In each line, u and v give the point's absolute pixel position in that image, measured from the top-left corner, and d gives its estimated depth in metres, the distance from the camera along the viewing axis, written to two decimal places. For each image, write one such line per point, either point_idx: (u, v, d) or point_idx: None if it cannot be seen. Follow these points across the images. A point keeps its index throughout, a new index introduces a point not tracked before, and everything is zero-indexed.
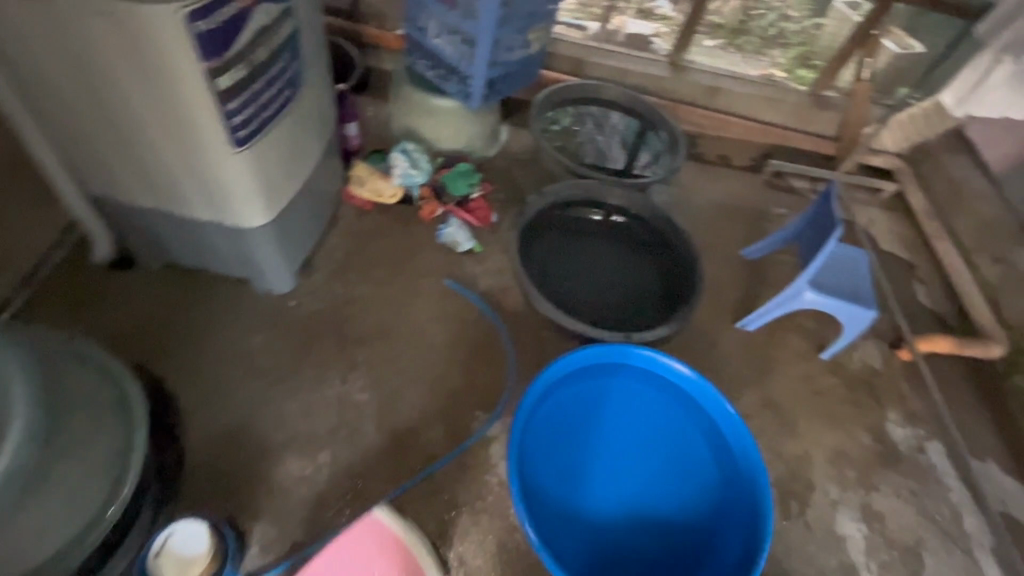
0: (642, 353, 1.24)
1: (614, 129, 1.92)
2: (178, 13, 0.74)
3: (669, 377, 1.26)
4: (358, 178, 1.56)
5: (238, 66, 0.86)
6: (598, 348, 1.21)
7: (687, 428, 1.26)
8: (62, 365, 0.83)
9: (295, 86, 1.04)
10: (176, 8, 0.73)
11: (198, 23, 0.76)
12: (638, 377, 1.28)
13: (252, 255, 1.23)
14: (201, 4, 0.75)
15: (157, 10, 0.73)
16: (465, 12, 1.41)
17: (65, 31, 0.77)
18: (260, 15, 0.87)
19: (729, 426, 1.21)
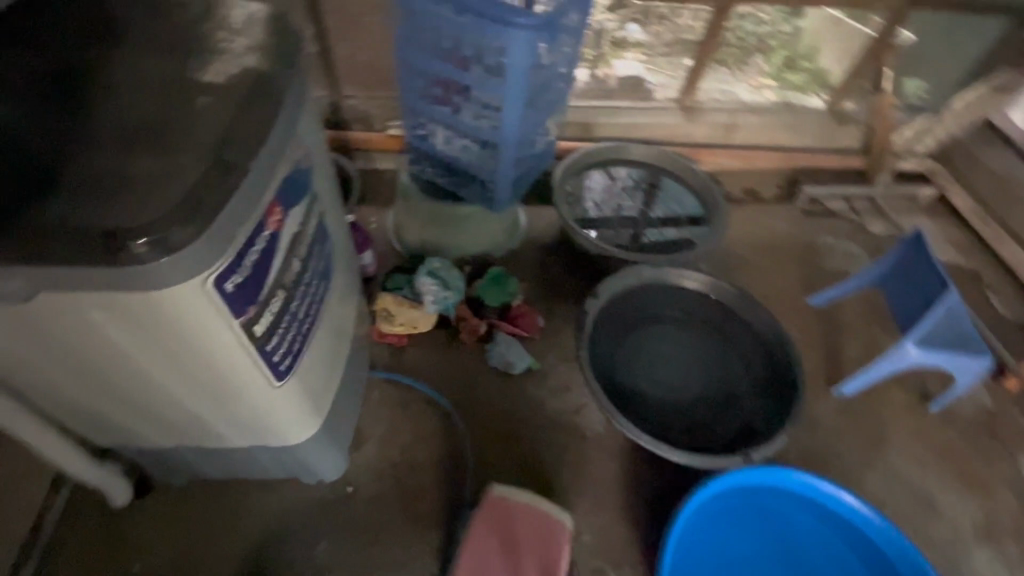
0: (793, 475, 1.09)
1: (609, 189, 1.75)
2: (201, 283, 0.55)
3: (817, 497, 1.12)
4: (385, 313, 1.37)
5: (273, 298, 0.67)
6: (742, 474, 1.07)
7: (776, 499, 1.14)
8: None
9: (327, 274, 0.86)
10: (198, 280, 0.55)
11: (228, 281, 0.58)
12: (779, 498, 1.14)
13: (295, 457, 1.03)
14: (230, 261, 0.57)
15: (173, 287, 0.54)
16: (480, 119, 1.23)
17: (54, 328, 0.59)
18: (289, 228, 0.68)
19: (897, 553, 1.06)
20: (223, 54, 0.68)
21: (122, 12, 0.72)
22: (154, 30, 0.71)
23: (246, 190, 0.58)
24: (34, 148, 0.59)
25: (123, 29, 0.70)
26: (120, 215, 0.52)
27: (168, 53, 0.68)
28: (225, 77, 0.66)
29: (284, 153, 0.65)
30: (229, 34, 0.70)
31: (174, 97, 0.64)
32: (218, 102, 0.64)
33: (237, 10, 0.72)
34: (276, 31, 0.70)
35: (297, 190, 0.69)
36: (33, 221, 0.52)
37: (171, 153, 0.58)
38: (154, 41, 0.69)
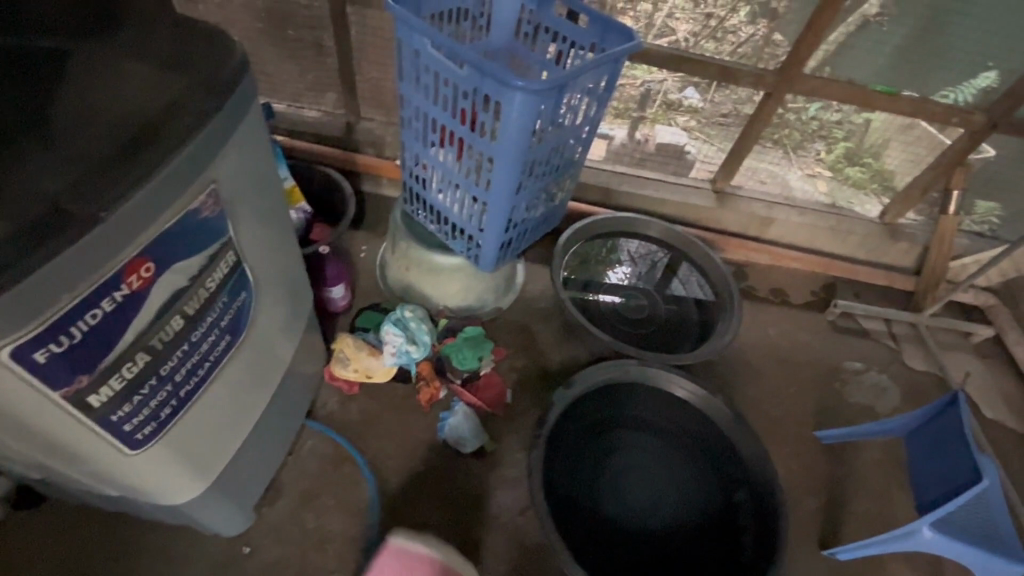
0: None
1: (640, 253, 1.62)
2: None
3: None
4: (342, 354, 1.26)
5: (128, 362, 0.58)
6: None
7: None
8: None
9: (237, 327, 0.76)
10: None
11: (40, 350, 0.49)
12: None
13: (183, 514, 0.90)
14: (42, 329, 0.48)
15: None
16: (475, 174, 1.13)
17: None
18: (166, 285, 0.59)
19: None
20: (147, 81, 0.60)
21: (69, 13, 0.66)
22: (91, 39, 0.64)
23: (90, 248, 0.49)
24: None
25: (56, 29, 0.64)
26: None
27: (92, 69, 0.61)
28: (133, 107, 0.58)
29: (171, 203, 0.56)
30: (166, 60, 0.63)
31: (68, 121, 0.56)
32: (107, 133, 0.55)
33: (188, 37, 0.65)
34: (217, 64, 0.62)
35: (190, 242, 0.60)
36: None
37: (18, 188, 0.49)
38: (85, 52, 0.62)
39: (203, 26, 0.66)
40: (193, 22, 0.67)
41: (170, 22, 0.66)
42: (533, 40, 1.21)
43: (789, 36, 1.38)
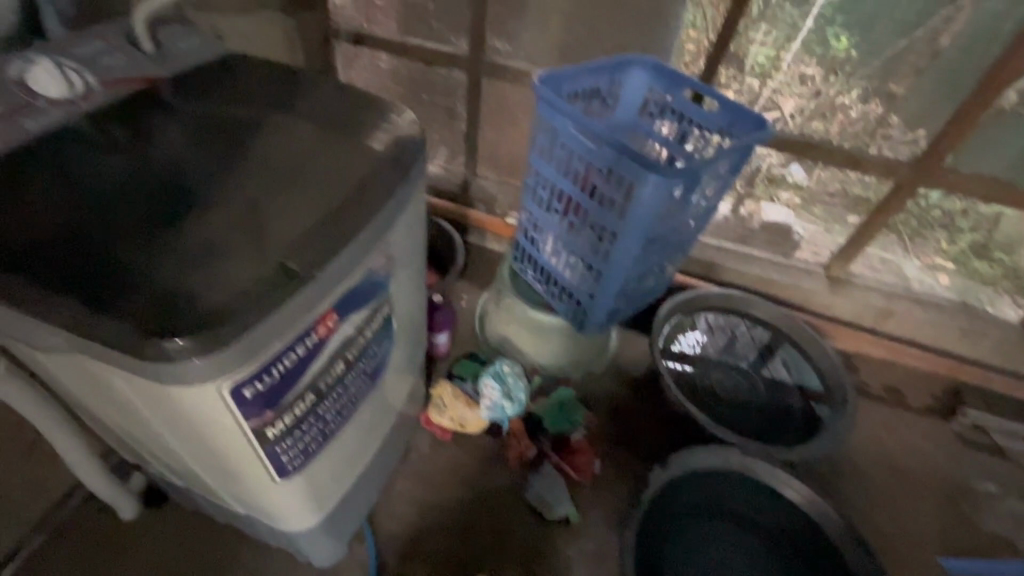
0: None
1: (742, 333, 1.56)
2: (218, 388, 0.53)
3: None
4: (440, 400, 1.30)
5: (301, 401, 0.63)
6: None
7: None
8: None
9: (376, 372, 0.81)
10: (219, 384, 0.53)
11: (249, 388, 0.55)
12: None
13: (291, 539, 0.94)
14: (254, 370, 0.54)
15: (192, 385, 0.52)
16: (594, 244, 1.17)
17: (93, 380, 0.58)
18: (342, 333, 0.65)
19: None
20: (349, 151, 0.69)
21: (288, 89, 0.77)
22: (306, 112, 0.74)
23: (300, 304, 0.55)
24: (150, 203, 0.61)
25: (277, 103, 0.75)
26: (173, 308, 0.51)
27: (306, 137, 0.70)
28: (338, 175, 0.66)
29: (360, 263, 0.63)
30: (363, 135, 0.71)
31: (285, 184, 0.64)
32: (318, 197, 0.63)
33: (382, 115, 0.74)
34: (406, 144, 0.71)
35: (364, 296, 0.67)
36: (101, 287, 0.52)
37: (252, 246, 0.57)
38: (300, 124, 0.72)
39: (393, 107, 0.76)
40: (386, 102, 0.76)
41: (368, 101, 0.76)
42: (657, 119, 1.27)
43: (908, 119, 1.34)
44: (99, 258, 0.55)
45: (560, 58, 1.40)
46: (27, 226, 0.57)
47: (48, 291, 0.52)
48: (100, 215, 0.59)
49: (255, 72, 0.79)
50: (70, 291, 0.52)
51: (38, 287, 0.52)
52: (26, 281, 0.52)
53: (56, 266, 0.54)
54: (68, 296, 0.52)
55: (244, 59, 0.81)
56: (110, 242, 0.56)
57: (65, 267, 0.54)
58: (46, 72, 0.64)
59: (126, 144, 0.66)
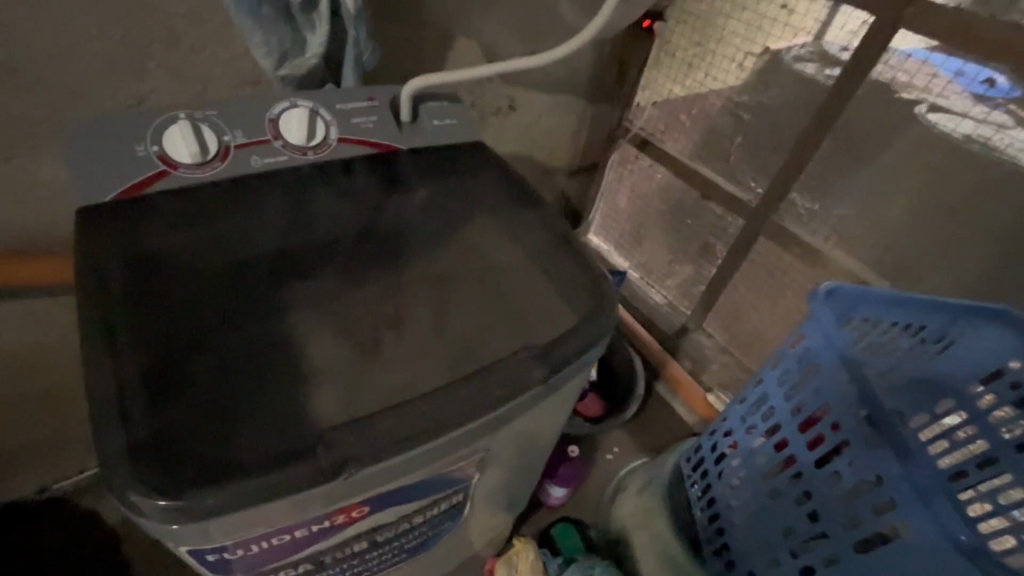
0: None
1: None
2: (175, 546, 0.44)
3: None
4: (512, 560, 1.05)
5: (288, 569, 0.51)
6: None
7: None
8: None
9: (420, 545, 0.65)
10: (175, 542, 0.43)
11: (211, 553, 0.45)
12: None
13: None
14: (217, 546, 0.44)
15: (159, 536, 0.43)
16: (804, 542, 0.81)
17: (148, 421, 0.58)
18: (371, 520, 0.51)
19: None
20: (507, 329, 0.59)
21: (499, 214, 0.69)
22: (496, 252, 0.67)
23: (317, 493, 0.44)
24: (291, 287, 0.60)
25: (470, 223, 0.69)
26: (205, 434, 0.46)
27: (477, 290, 0.63)
28: (469, 348, 0.57)
29: (422, 463, 0.49)
30: (541, 310, 0.61)
31: (419, 342, 0.58)
32: (435, 363, 0.56)
33: (573, 291, 0.62)
34: (583, 335, 0.56)
35: (422, 492, 0.52)
36: (173, 380, 0.49)
37: (338, 394, 0.53)
38: (486, 267, 0.66)
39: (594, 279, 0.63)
40: (593, 270, 0.63)
41: (572, 262, 0.64)
42: None
43: None
44: (203, 332, 0.53)
45: (882, 257, 1.04)
46: (172, 268, 0.56)
47: (131, 341, 0.49)
48: (240, 296, 0.58)
49: (481, 175, 0.73)
50: (144, 363, 0.48)
51: (123, 340, 0.48)
52: (121, 327, 0.49)
53: (162, 329, 0.51)
54: (140, 365, 0.48)
55: (480, 154, 0.75)
56: (225, 334, 0.54)
57: (169, 324, 0.52)
58: (300, 116, 0.64)
59: (315, 213, 0.64)
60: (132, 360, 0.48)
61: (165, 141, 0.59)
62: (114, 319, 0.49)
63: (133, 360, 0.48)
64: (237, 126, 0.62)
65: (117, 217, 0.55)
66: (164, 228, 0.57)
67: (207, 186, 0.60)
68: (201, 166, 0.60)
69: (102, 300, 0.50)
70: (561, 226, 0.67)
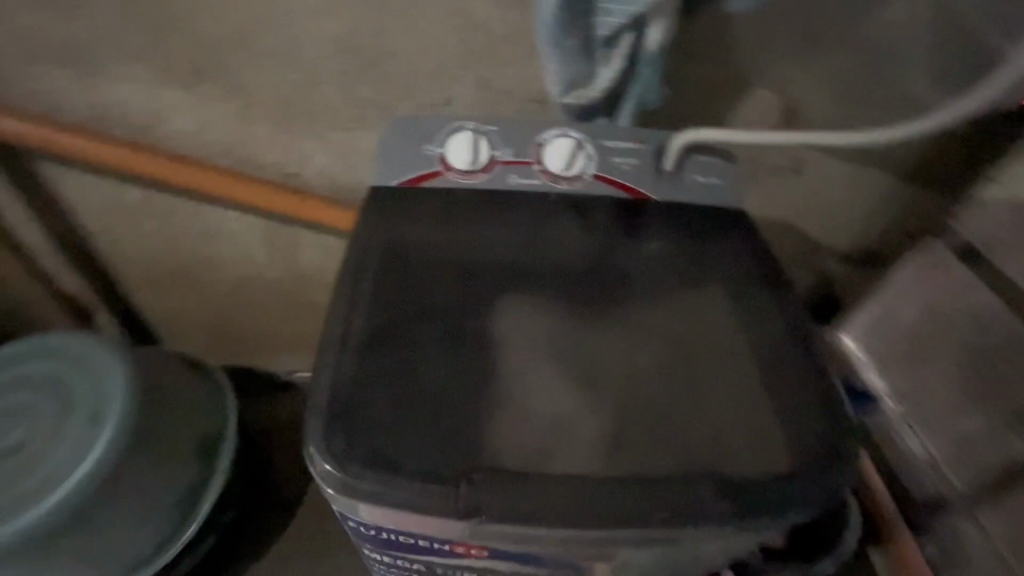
0: None
1: None
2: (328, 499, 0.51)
3: None
4: None
5: (403, 562, 0.55)
6: None
7: None
8: (179, 420, 0.88)
9: None
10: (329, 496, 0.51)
11: (350, 519, 0.51)
12: None
13: None
14: (355, 517, 0.50)
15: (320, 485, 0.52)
16: None
17: None
18: (484, 563, 0.52)
19: None
20: (693, 436, 0.54)
21: (735, 306, 0.62)
22: (709, 344, 0.60)
23: (442, 520, 0.48)
24: (500, 297, 0.61)
25: (694, 299, 0.63)
26: (382, 415, 0.52)
27: (686, 382, 0.57)
28: (635, 438, 0.54)
29: (541, 536, 0.48)
30: (747, 439, 0.54)
31: (596, 404, 0.55)
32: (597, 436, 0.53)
33: (769, 430, 0.55)
34: (776, 495, 0.50)
35: (538, 564, 0.52)
36: (379, 357, 0.55)
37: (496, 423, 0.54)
38: (704, 360, 0.59)
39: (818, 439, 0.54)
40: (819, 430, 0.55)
41: (796, 407, 0.56)
42: None
43: None
44: (417, 315, 0.58)
45: None
46: (413, 255, 0.62)
47: (366, 312, 0.58)
48: (457, 290, 0.61)
49: (729, 260, 0.66)
50: (365, 338, 0.56)
51: (359, 314, 0.57)
52: (361, 301, 0.58)
53: (391, 305, 0.59)
54: (362, 340, 0.56)
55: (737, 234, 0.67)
56: (433, 325, 0.58)
57: (394, 300, 0.59)
58: (565, 145, 0.66)
59: (548, 241, 0.65)
60: (358, 334, 0.56)
61: (449, 146, 0.66)
62: (359, 293, 0.59)
63: (362, 329, 0.57)
64: (507, 144, 0.66)
65: (389, 206, 0.65)
66: (422, 218, 0.65)
67: (466, 193, 0.66)
68: (468, 173, 0.66)
69: (357, 274, 0.60)
70: (800, 360, 0.59)
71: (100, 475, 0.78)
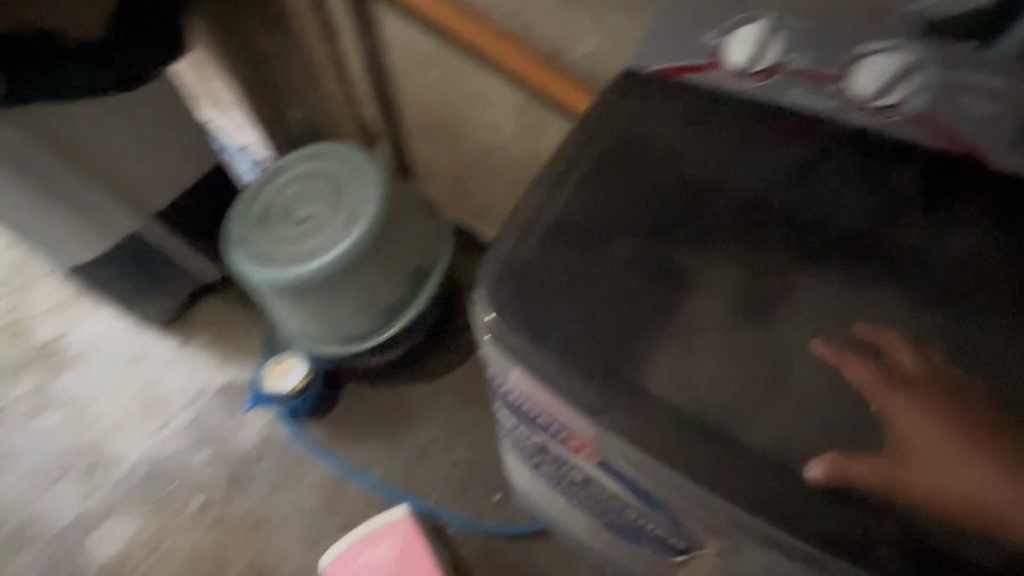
0: None
1: None
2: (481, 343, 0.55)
3: None
4: None
5: (521, 429, 0.59)
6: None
7: None
8: (408, 237, 1.06)
9: (609, 523, 0.63)
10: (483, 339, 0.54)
11: (494, 369, 0.55)
12: None
13: None
14: (499, 371, 0.54)
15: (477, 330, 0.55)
16: None
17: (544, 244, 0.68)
18: (596, 467, 0.53)
19: None
20: (903, 470, 0.43)
21: None
22: (988, 376, 0.45)
23: (577, 409, 0.49)
24: (727, 223, 0.53)
25: (990, 316, 0.47)
26: (555, 295, 0.51)
27: (923, 405, 0.44)
28: (822, 433, 0.46)
29: (669, 467, 0.47)
30: (965, 507, 0.42)
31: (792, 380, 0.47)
32: (775, 412, 0.47)
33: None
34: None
35: (645, 492, 0.51)
36: (571, 233, 0.53)
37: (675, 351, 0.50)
38: (959, 393, 0.44)
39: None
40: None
41: None
42: None
43: None
44: (630, 211, 0.54)
45: None
46: (642, 147, 0.57)
47: (573, 190, 0.55)
48: (682, 200, 0.54)
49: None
50: (564, 211, 0.54)
51: (568, 186, 0.55)
52: (572, 179, 0.56)
53: (604, 189, 0.55)
54: (558, 217, 0.54)
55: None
56: (636, 224, 0.54)
57: (610, 188, 0.55)
58: (888, 65, 0.52)
59: (813, 183, 0.53)
60: (559, 205, 0.55)
61: (731, 38, 0.56)
62: (574, 168, 0.56)
63: (564, 204, 0.55)
64: (809, 49, 0.54)
65: (638, 87, 0.59)
66: (669, 112, 0.58)
67: (730, 97, 0.56)
68: (739, 75, 0.56)
69: (580, 147, 0.57)
70: None
71: (350, 259, 0.99)
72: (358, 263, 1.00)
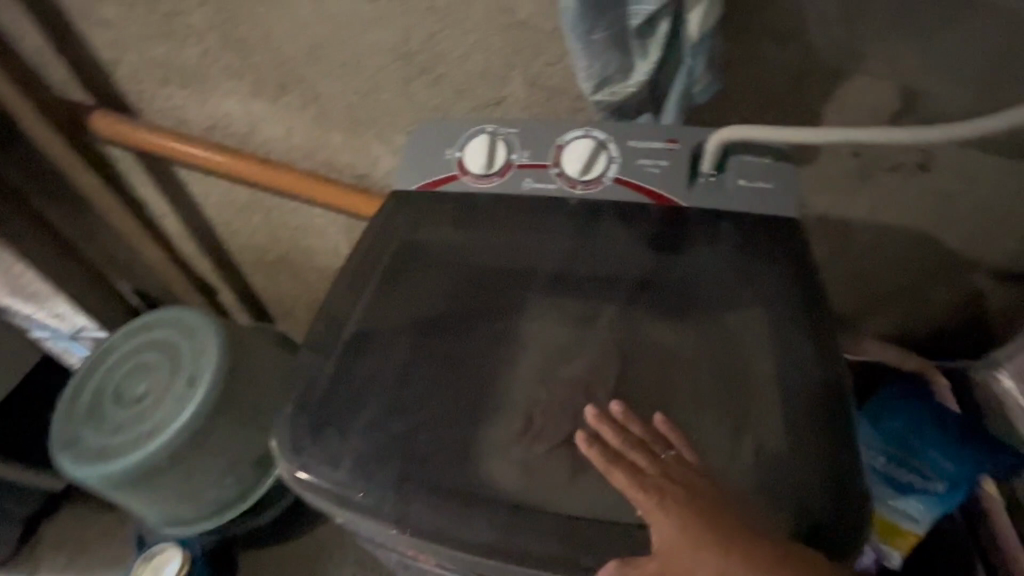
0: None
1: None
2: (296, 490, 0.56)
3: None
4: None
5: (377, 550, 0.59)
6: None
7: None
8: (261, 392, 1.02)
9: None
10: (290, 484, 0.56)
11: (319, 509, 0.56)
12: None
13: None
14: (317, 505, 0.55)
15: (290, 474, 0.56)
16: None
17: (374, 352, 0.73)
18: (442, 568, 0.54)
19: None
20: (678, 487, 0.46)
21: (770, 336, 0.56)
22: (723, 374, 0.55)
23: (386, 519, 0.51)
24: (496, 304, 0.61)
25: (715, 322, 0.58)
26: (355, 411, 0.56)
27: (677, 443, 0.49)
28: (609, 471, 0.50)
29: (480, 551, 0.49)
30: (722, 511, 0.45)
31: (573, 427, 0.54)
32: (566, 459, 0.52)
33: (772, 473, 0.50)
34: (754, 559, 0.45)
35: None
36: (362, 363, 0.59)
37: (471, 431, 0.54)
38: (700, 395, 0.55)
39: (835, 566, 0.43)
40: (820, 520, 0.48)
41: (806, 470, 0.50)
42: None
43: None
44: (416, 314, 0.61)
45: None
46: (417, 258, 0.65)
47: (367, 309, 0.63)
48: (456, 294, 0.62)
49: (767, 299, 0.58)
50: (354, 340, 0.61)
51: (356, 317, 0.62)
52: (364, 297, 0.63)
53: (391, 298, 0.63)
54: (356, 334, 0.61)
55: (786, 264, 0.59)
56: (418, 340, 0.60)
57: (397, 299, 0.63)
58: (583, 148, 0.62)
59: (556, 252, 0.63)
60: (350, 335, 0.61)
61: (467, 150, 0.66)
62: (361, 296, 0.64)
63: (360, 324, 0.62)
64: (526, 147, 0.64)
65: (403, 206, 0.67)
66: (434, 221, 0.66)
67: (478, 198, 0.66)
68: (482, 178, 0.65)
69: (366, 266, 0.65)
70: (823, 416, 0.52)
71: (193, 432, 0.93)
72: (204, 433, 0.94)
